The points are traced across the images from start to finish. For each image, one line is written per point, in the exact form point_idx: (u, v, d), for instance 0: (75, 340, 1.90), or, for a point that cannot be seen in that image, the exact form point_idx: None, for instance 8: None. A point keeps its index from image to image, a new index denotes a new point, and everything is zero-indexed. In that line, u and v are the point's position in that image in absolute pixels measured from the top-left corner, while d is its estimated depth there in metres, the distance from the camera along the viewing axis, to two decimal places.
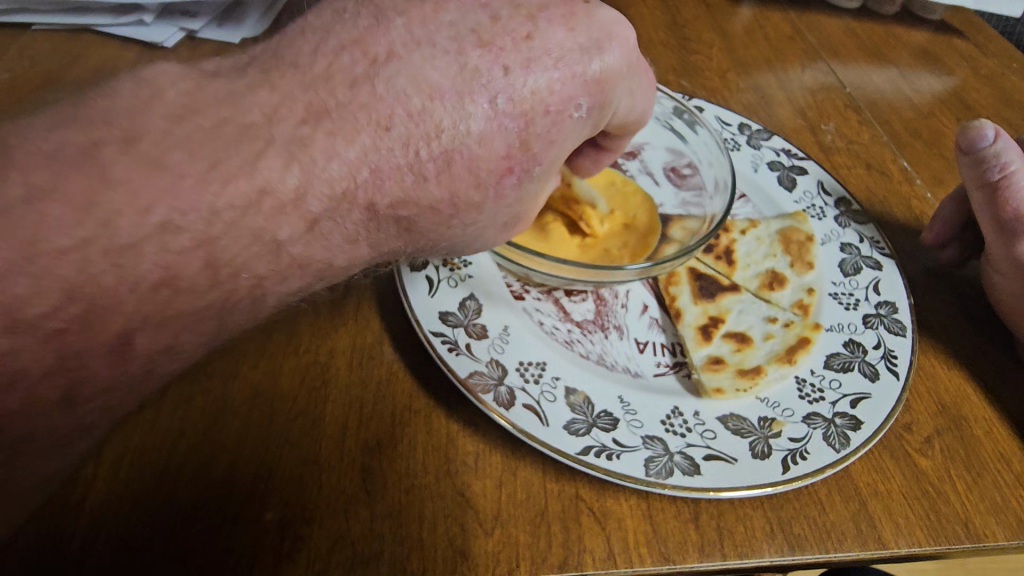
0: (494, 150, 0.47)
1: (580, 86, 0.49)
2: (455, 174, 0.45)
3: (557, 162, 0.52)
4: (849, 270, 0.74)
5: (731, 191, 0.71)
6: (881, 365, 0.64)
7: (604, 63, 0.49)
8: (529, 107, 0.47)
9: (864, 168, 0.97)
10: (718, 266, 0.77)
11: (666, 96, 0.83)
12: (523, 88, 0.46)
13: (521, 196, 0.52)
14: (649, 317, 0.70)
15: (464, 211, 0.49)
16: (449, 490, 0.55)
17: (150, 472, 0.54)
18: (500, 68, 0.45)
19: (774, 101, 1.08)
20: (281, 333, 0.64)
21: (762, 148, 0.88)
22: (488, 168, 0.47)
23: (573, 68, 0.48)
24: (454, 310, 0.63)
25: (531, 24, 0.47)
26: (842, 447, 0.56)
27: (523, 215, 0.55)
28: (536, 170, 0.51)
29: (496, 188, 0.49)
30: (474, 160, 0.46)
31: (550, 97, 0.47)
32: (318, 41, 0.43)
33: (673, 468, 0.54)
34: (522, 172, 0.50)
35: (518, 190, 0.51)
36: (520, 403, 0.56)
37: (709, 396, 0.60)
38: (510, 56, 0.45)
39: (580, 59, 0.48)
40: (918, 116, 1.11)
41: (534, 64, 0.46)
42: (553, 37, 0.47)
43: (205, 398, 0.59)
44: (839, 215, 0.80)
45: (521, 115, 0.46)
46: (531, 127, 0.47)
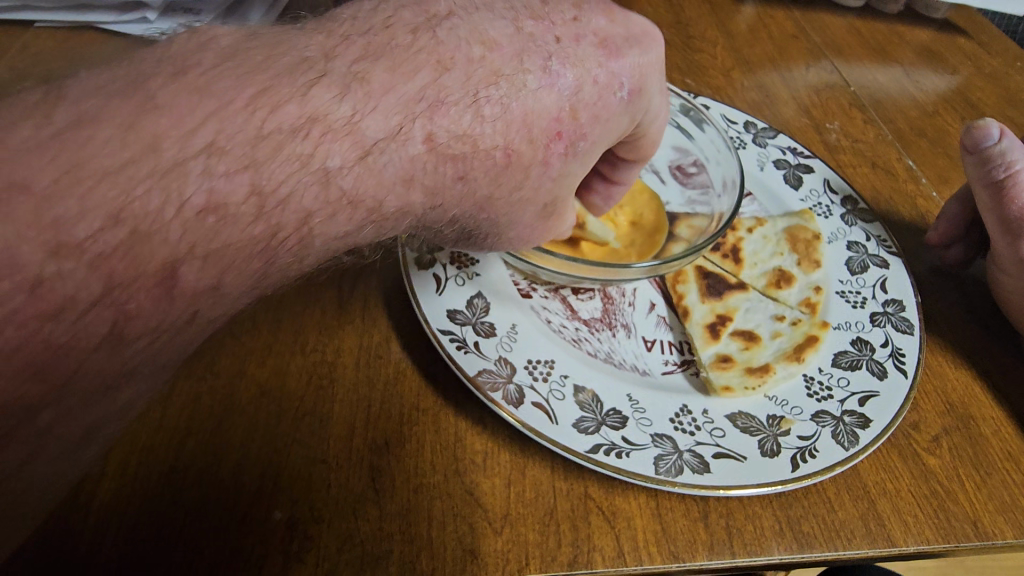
0: (544, 115, 0.47)
1: (623, 66, 0.50)
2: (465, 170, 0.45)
3: (601, 140, 0.52)
4: (856, 268, 0.74)
5: (738, 189, 0.71)
6: (889, 363, 0.64)
7: (645, 48, 0.51)
8: (579, 76, 0.48)
9: (869, 166, 0.97)
10: (725, 264, 0.77)
11: (671, 94, 0.83)
12: (573, 59, 0.47)
13: (566, 171, 0.52)
14: (656, 315, 0.70)
15: (506, 178, 0.48)
16: (458, 489, 0.55)
17: (156, 472, 0.54)
18: (552, 37, 0.47)
19: (778, 99, 1.08)
20: (288, 331, 0.64)
21: (767, 146, 0.88)
22: (538, 130, 0.47)
23: (618, 47, 0.50)
24: (462, 308, 0.63)
25: (575, 9, 0.49)
26: (851, 445, 0.56)
27: (567, 191, 0.55)
28: (581, 147, 0.51)
29: (543, 154, 0.49)
30: (527, 118, 0.46)
31: (597, 70, 0.48)
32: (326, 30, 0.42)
33: (683, 466, 0.53)
34: (569, 144, 0.50)
35: (563, 163, 0.51)
36: (529, 401, 0.56)
37: (718, 394, 0.60)
38: (561, 30, 0.48)
39: (624, 42, 0.50)
40: (922, 115, 1.11)
41: (581, 41, 0.48)
42: (597, 21, 0.50)
43: (212, 396, 0.59)
44: (845, 213, 0.80)
45: (570, 83, 0.47)
46: (579, 95, 0.48)
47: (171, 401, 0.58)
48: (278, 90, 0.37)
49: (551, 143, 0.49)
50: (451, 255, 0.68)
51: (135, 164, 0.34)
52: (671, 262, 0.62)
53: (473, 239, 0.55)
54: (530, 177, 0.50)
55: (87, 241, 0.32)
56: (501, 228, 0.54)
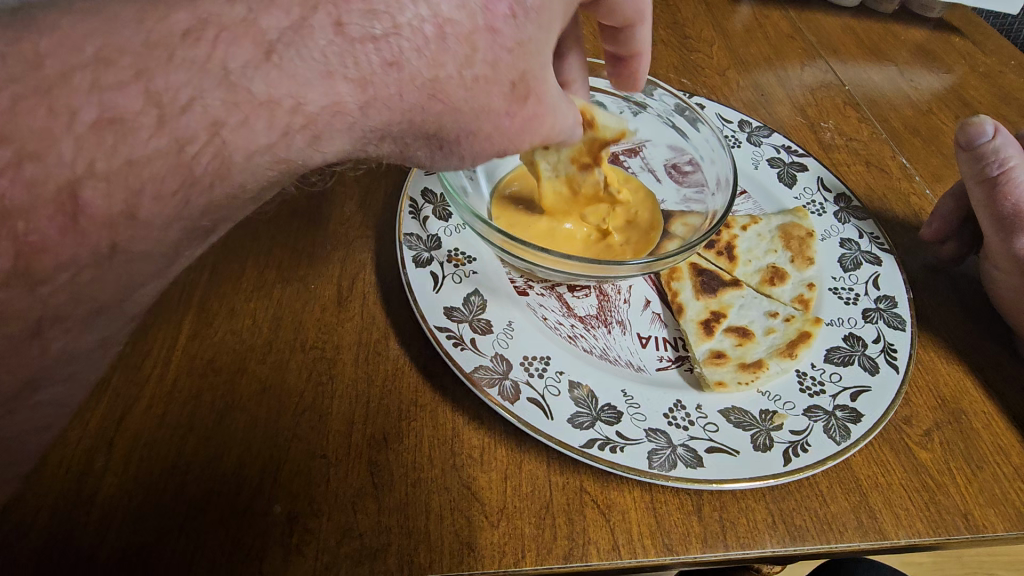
0: None
1: None
2: None
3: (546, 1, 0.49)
4: (849, 265, 0.75)
5: (732, 187, 0.72)
6: (881, 358, 0.65)
7: None
8: None
9: (863, 165, 0.98)
10: (718, 261, 0.77)
11: (666, 93, 0.84)
12: None
13: (519, 37, 0.48)
14: (651, 312, 0.70)
15: (449, 64, 0.44)
16: (455, 483, 0.56)
17: (159, 467, 0.55)
18: None
19: (774, 99, 1.09)
20: (287, 329, 0.65)
21: (762, 145, 0.89)
22: None
23: None
24: (459, 306, 0.64)
25: None
26: (843, 439, 0.57)
27: (527, 73, 0.51)
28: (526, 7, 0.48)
29: (486, 23, 0.45)
30: None
31: None
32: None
33: (677, 461, 0.54)
34: (513, 7, 0.47)
35: (512, 27, 0.47)
36: (525, 396, 0.57)
37: (711, 390, 0.61)
38: None
39: None
40: (916, 113, 1.12)
41: None
42: None
43: (213, 392, 0.59)
44: (838, 210, 0.81)
45: None
46: None
47: (173, 398, 0.59)
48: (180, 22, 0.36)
49: (491, 24, 0.45)
50: (449, 254, 0.69)
51: (28, 106, 0.33)
52: (666, 260, 0.62)
53: (441, 154, 0.52)
54: (477, 48, 0.45)
55: None
56: (468, 136, 0.51)
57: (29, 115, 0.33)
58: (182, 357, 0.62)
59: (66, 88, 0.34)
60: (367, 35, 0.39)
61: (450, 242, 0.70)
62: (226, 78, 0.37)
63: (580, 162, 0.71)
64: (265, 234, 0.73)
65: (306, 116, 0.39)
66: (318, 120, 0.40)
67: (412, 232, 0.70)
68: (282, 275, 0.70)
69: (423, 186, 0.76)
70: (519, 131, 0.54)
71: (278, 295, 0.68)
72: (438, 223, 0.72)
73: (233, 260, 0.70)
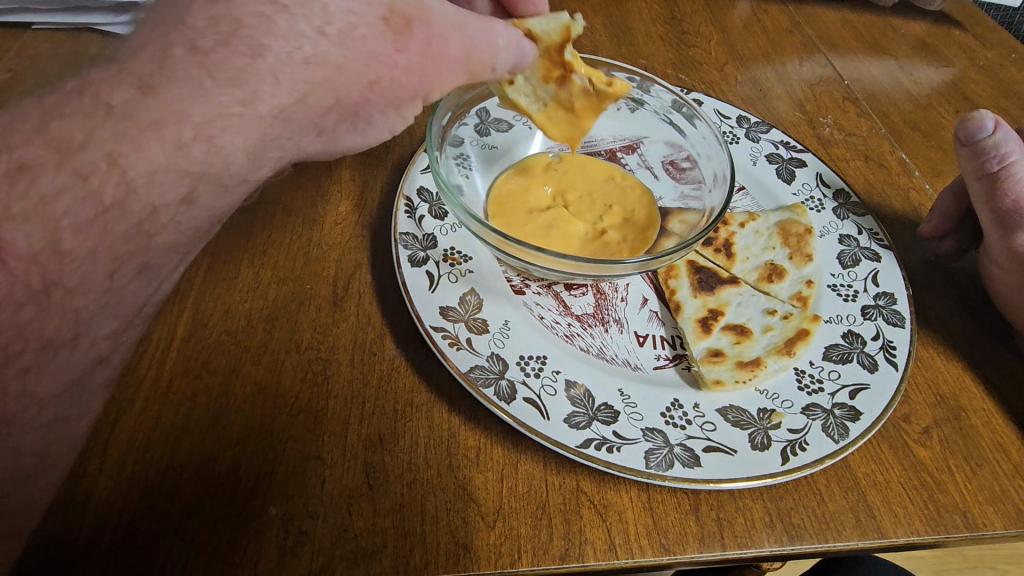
0: None
1: None
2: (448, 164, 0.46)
3: None
4: (848, 262, 0.74)
5: (730, 183, 0.71)
6: (880, 356, 0.64)
7: None
8: None
9: (862, 160, 0.97)
10: (716, 259, 0.75)
11: (663, 89, 0.83)
12: None
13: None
14: (649, 310, 0.69)
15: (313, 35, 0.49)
16: (451, 483, 0.55)
17: (153, 470, 0.54)
18: None
19: (772, 94, 1.08)
20: (282, 330, 0.65)
21: (760, 141, 0.88)
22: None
23: None
24: (454, 305, 0.64)
25: None
26: (841, 438, 0.57)
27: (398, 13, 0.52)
28: None
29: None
30: None
31: None
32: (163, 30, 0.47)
33: (674, 460, 0.54)
34: None
35: None
36: (521, 396, 0.57)
37: (709, 388, 0.60)
38: None
39: None
40: (915, 108, 1.11)
41: None
42: None
43: (207, 393, 0.59)
44: (837, 207, 0.81)
45: None
46: None
47: (167, 399, 0.59)
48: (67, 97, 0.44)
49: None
50: (444, 253, 0.69)
51: None
52: (663, 258, 0.62)
53: (358, 123, 0.57)
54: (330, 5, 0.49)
55: None
56: (370, 86, 0.53)
57: None
58: (177, 358, 0.61)
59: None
60: (217, 41, 0.46)
61: (446, 242, 0.70)
62: (113, 114, 0.44)
63: (552, 79, 0.69)
64: (261, 234, 0.72)
65: (194, 128, 0.46)
66: (204, 128, 0.47)
67: (408, 231, 0.69)
68: (277, 275, 0.69)
69: (418, 185, 0.75)
70: (421, 65, 0.55)
71: (274, 295, 0.67)
72: (433, 222, 0.72)
73: (228, 260, 0.70)
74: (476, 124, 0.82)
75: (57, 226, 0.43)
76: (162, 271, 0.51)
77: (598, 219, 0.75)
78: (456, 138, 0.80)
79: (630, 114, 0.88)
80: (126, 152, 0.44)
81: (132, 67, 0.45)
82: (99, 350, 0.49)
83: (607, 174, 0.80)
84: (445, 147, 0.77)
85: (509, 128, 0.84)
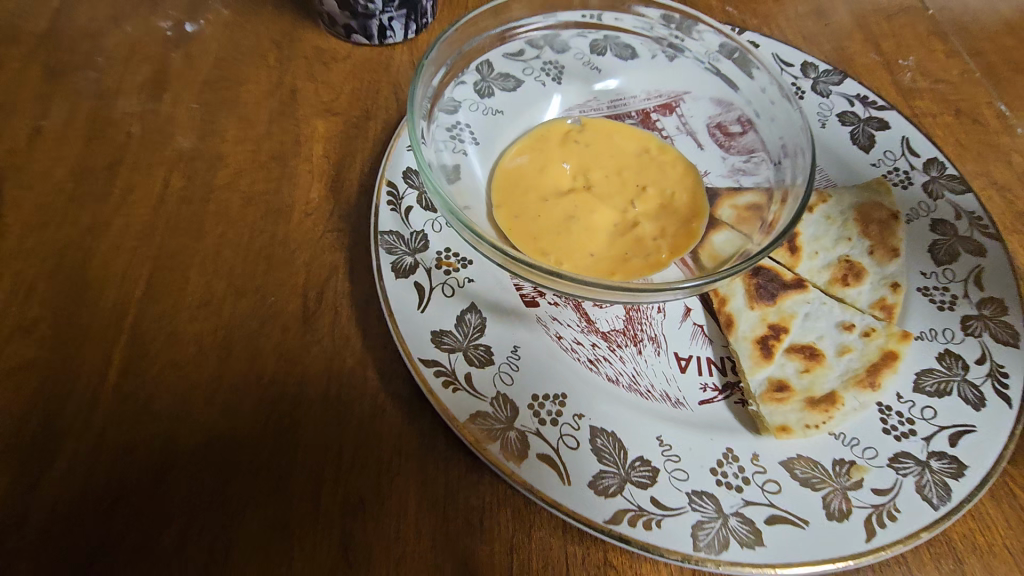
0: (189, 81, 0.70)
1: None
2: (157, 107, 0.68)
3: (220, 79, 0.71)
4: (943, 256, 0.59)
5: (810, 150, 0.54)
6: (987, 386, 0.51)
7: None
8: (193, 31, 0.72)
9: (951, 115, 0.79)
10: (778, 255, 0.60)
11: (710, 29, 0.66)
12: None
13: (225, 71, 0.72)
14: (693, 323, 0.56)
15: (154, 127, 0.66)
16: (449, 559, 0.45)
17: (77, 552, 0.44)
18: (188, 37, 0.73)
19: (840, 29, 0.88)
20: (241, 358, 0.52)
21: (831, 95, 0.71)
22: (181, 82, 0.70)
23: None
24: (450, 329, 0.51)
25: None
26: (941, 502, 0.45)
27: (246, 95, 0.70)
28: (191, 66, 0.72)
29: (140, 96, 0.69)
30: (140, 93, 0.69)
31: None
32: (126, 130, 0.66)
33: (729, 538, 0.43)
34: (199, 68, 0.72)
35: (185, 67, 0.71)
36: (534, 452, 0.45)
37: (771, 436, 0.48)
38: None
39: None
40: (1017, 41, 0.90)
41: None
42: None
43: (150, 442, 0.48)
44: (929, 182, 0.64)
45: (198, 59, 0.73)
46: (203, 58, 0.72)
47: (88, 455, 0.47)
48: (81, 193, 0.61)
49: (152, 85, 0.70)
50: (438, 256, 0.55)
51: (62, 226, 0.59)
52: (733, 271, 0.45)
53: (104, 125, 0.66)
54: (154, 100, 0.69)
55: (151, 289, 0.55)
56: (145, 112, 0.67)
57: (75, 231, 0.58)
58: (114, 397, 0.50)
59: (86, 217, 0.59)
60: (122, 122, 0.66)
61: (439, 241, 0.56)
62: (87, 195, 0.61)
63: None
64: (214, 231, 0.59)
65: (157, 180, 0.62)
66: (145, 160, 0.64)
67: (392, 229, 0.56)
68: (236, 283, 0.56)
69: (405, 166, 0.61)
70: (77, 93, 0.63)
71: (229, 314, 0.55)
72: (423, 215, 0.58)
73: (174, 265, 0.57)
74: (476, 83, 0.66)
75: (130, 282, 0.56)
76: (117, 257, 0.57)
77: (631, 205, 0.59)
78: (451, 103, 0.64)
79: (667, 62, 0.71)
80: (107, 196, 0.61)
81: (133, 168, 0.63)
82: (98, 357, 0.52)
83: (640, 146, 0.64)
84: (436, 115, 0.62)
85: (517, 86, 0.68)
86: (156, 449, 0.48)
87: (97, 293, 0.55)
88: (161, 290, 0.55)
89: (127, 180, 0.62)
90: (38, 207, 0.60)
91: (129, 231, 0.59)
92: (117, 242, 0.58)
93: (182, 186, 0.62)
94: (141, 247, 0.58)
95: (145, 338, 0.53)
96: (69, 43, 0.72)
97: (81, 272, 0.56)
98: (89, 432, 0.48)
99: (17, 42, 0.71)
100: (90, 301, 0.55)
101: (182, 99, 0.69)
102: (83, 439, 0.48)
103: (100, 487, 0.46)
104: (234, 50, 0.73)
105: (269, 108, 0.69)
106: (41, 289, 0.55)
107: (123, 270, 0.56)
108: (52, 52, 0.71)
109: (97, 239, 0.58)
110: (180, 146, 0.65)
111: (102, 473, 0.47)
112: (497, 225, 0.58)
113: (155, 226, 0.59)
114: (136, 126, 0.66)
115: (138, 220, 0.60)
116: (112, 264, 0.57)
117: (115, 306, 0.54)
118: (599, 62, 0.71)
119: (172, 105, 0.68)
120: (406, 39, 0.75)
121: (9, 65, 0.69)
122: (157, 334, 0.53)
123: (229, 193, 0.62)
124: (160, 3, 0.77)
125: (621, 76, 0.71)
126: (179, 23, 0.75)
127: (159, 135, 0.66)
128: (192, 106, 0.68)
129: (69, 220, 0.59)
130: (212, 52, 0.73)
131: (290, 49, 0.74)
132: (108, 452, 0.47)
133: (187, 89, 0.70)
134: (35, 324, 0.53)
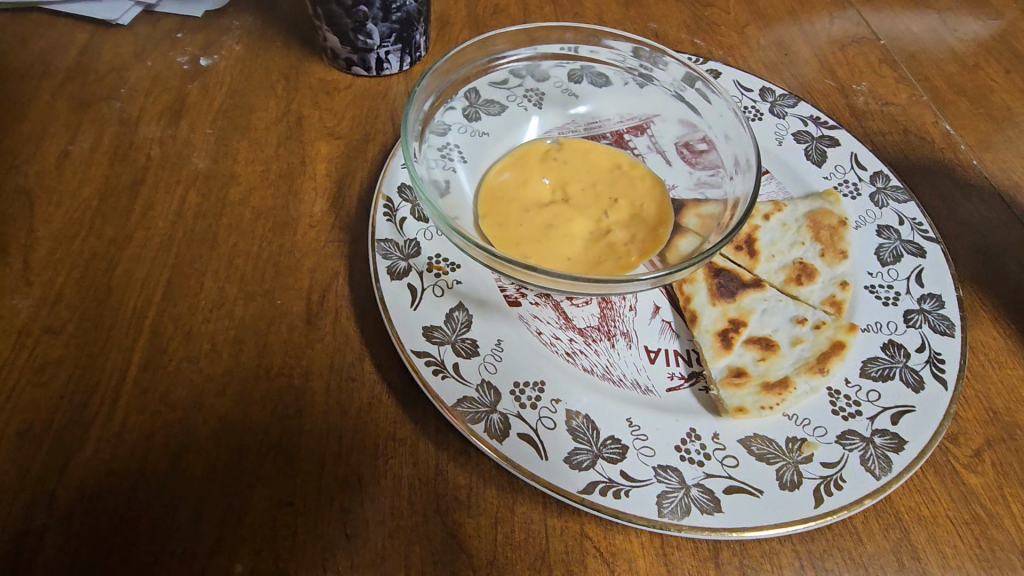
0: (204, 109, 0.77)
1: None
2: (176, 132, 0.75)
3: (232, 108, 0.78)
4: (888, 258, 0.65)
5: (757, 169, 0.61)
6: (926, 371, 0.56)
7: None
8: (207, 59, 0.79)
9: (900, 134, 0.86)
10: (738, 258, 0.66)
11: (675, 60, 0.73)
12: None
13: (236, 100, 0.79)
14: (661, 320, 0.61)
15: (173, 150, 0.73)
16: (438, 531, 0.49)
17: (100, 527, 0.48)
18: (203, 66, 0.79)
19: (799, 58, 0.97)
20: (250, 354, 0.57)
21: (787, 116, 0.78)
22: (197, 110, 0.77)
23: None
24: (440, 325, 0.56)
25: None
26: (883, 473, 0.50)
27: (257, 121, 0.76)
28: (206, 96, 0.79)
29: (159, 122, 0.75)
30: (159, 120, 0.76)
31: None
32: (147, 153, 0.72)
33: (691, 506, 0.47)
34: (213, 97, 0.79)
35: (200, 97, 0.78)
36: (515, 432, 0.50)
37: (730, 416, 0.53)
38: None
39: None
40: (962, 68, 0.98)
41: None
42: None
43: (167, 429, 0.53)
44: (875, 192, 0.71)
45: (212, 89, 0.79)
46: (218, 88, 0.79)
47: (111, 441, 0.52)
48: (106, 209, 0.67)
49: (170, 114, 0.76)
50: (429, 261, 0.61)
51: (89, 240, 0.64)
52: (681, 268, 0.53)
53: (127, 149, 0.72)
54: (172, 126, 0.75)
55: (171, 293, 0.61)
56: (164, 137, 0.74)
57: (101, 243, 0.64)
58: (135, 389, 0.55)
59: (110, 231, 0.65)
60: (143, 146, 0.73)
61: (431, 249, 0.62)
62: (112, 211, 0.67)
63: None
64: (226, 242, 0.65)
65: (175, 197, 0.69)
66: (164, 179, 0.70)
67: (387, 238, 0.62)
68: (246, 288, 0.62)
69: (400, 182, 0.67)
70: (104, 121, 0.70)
71: (239, 314, 0.60)
72: (416, 225, 0.64)
73: (189, 272, 0.63)
74: (464, 108, 0.73)
75: (151, 287, 0.61)
76: (139, 265, 0.63)
77: (604, 215, 0.66)
78: (441, 126, 0.71)
79: (637, 89, 0.78)
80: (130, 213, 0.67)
81: (153, 187, 0.69)
82: (122, 354, 0.57)
83: (612, 162, 0.71)
84: (427, 137, 0.69)
85: (501, 111, 0.75)
86: (173, 435, 0.53)
87: (120, 296, 0.60)
88: (180, 294, 0.61)
89: (148, 197, 0.68)
90: (67, 222, 0.66)
91: (150, 242, 0.65)
92: (140, 252, 0.64)
93: (198, 203, 0.68)
94: (162, 256, 0.64)
95: (163, 336, 0.58)
96: (97, 76, 0.79)
97: (106, 279, 0.62)
98: (112, 420, 0.53)
99: (47, 77, 0.78)
100: (113, 304, 0.60)
101: (197, 125, 0.76)
102: (108, 426, 0.53)
103: (122, 469, 0.51)
104: (245, 82, 0.81)
105: (277, 133, 0.75)
106: (70, 295, 0.60)
107: (144, 276, 0.62)
108: (79, 85, 0.78)
109: (121, 250, 0.64)
110: (196, 167, 0.71)
111: (124, 456, 0.51)
112: (483, 233, 0.64)
113: (174, 237, 0.65)
114: (156, 150, 0.73)
115: (158, 233, 0.65)
116: (134, 272, 0.62)
117: (137, 309, 0.60)
118: (576, 89, 0.78)
119: (189, 130, 0.75)
120: (402, 70, 0.83)
121: (40, 98, 0.76)
122: (175, 333, 0.58)
123: (240, 208, 0.68)
124: (179, 40, 0.84)
125: (596, 102, 0.78)
126: (195, 58, 0.82)
127: (177, 156, 0.72)
128: (207, 132, 0.75)
129: (95, 234, 0.65)
130: (225, 83, 0.80)
131: (297, 80, 0.81)
132: (130, 438, 0.52)
133: (202, 116, 0.77)
134: (63, 326, 0.58)
